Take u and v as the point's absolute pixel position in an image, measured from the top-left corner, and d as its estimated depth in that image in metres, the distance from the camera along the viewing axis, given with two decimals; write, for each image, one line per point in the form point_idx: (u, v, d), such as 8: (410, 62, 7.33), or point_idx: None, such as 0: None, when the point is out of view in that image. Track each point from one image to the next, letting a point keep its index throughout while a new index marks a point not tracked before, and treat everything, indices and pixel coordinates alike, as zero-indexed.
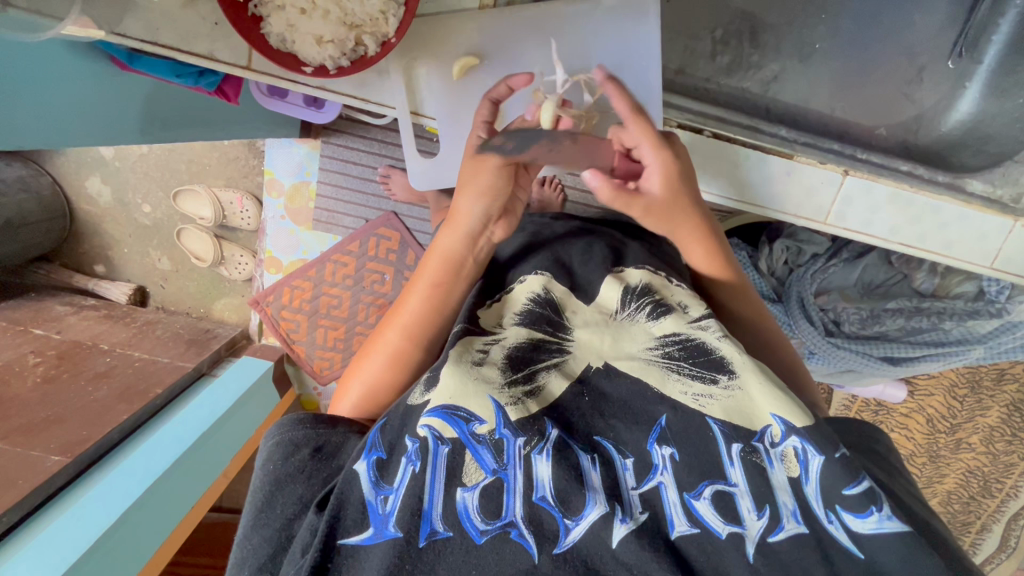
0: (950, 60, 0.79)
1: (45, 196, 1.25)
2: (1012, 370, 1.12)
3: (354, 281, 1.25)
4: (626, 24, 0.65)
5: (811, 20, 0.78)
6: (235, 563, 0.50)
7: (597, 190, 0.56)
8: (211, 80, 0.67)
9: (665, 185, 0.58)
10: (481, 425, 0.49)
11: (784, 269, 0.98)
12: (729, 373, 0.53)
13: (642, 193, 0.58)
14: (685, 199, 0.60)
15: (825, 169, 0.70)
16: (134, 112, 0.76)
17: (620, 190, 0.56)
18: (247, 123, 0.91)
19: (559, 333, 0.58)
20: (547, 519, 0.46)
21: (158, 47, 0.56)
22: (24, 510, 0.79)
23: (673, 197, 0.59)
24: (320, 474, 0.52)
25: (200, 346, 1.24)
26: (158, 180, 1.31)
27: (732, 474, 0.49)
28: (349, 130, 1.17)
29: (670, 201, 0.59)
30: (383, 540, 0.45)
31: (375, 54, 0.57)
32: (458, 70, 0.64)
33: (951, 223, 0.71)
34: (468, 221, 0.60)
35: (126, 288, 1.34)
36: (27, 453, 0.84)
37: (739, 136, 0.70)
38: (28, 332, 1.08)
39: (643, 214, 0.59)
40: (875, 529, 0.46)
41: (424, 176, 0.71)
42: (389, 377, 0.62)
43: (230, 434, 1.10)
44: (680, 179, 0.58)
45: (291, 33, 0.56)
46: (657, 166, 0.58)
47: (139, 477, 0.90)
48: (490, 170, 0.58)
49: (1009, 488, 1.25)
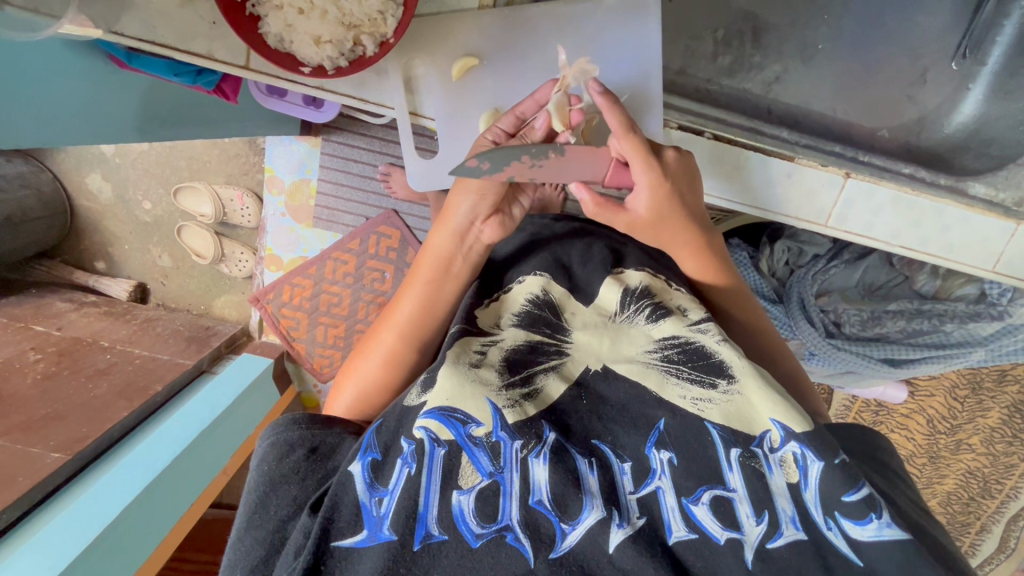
0: (954, 61, 0.78)
1: (45, 192, 1.25)
2: (1014, 371, 1.11)
3: (354, 279, 1.25)
4: (627, 25, 0.64)
5: (814, 21, 0.77)
6: (227, 563, 0.50)
7: (582, 203, 0.57)
8: (210, 79, 0.67)
9: (649, 207, 0.57)
10: (478, 428, 0.49)
11: (784, 270, 0.98)
12: (728, 377, 0.53)
13: (626, 210, 0.58)
14: (675, 219, 0.60)
15: (827, 171, 0.69)
16: (133, 110, 0.76)
17: (602, 206, 0.57)
18: (246, 121, 0.90)
19: (558, 335, 0.58)
20: (544, 523, 0.46)
21: (156, 46, 0.56)
22: (24, 506, 0.79)
23: (658, 215, 0.58)
24: (314, 476, 0.52)
25: (200, 343, 1.24)
26: (158, 176, 1.31)
27: (730, 479, 0.49)
28: (349, 128, 1.16)
29: (655, 220, 0.59)
30: (377, 543, 0.45)
31: (374, 54, 0.56)
32: (457, 71, 0.63)
33: (952, 226, 0.71)
34: (457, 217, 0.62)
35: (127, 285, 1.34)
36: (26, 450, 0.84)
37: (739, 138, 0.69)
38: (29, 329, 1.09)
39: (626, 228, 0.60)
40: (873, 536, 0.46)
41: (422, 177, 0.70)
42: (382, 378, 0.62)
43: (229, 431, 1.10)
44: (668, 199, 0.57)
45: (289, 32, 0.56)
46: (645, 187, 0.56)
47: (138, 473, 0.90)
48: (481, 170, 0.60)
49: (1009, 489, 1.25)
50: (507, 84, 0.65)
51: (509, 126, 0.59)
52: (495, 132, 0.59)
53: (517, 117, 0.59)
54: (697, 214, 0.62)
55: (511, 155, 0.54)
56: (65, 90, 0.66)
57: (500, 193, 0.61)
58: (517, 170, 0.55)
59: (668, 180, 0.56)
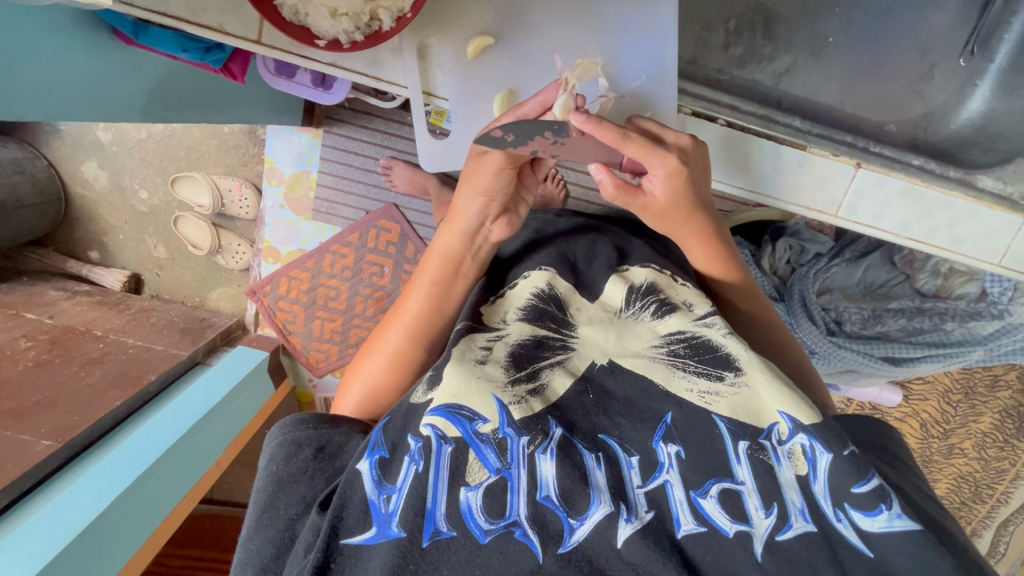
0: (962, 58, 0.79)
1: (40, 179, 1.23)
2: (1006, 376, 1.12)
3: (353, 272, 1.24)
4: (643, 9, 0.64)
5: (825, 13, 0.77)
6: (237, 563, 0.49)
7: (600, 185, 0.54)
8: (217, 57, 0.66)
9: (667, 190, 0.55)
10: (484, 424, 0.49)
11: (786, 269, 0.98)
12: (735, 370, 0.53)
13: (643, 194, 0.56)
14: (686, 207, 0.58)
15: (837, 161, 0.70)
16: (136, 90, 0.75)
17: (623, 188, 0.54)
18: (248, 104, 0.90)
19: (564, 330, 0.57)
20: (552, 518, 0.45)
21: (167, 18, 0.55)
22: (12, 494, 0.77)
23: (672, 201, 0.57)
24: (323, 474, 0.51)
25: (195, 334, 1.22)
26: (156, 165, 1.30)
27: (739, 471, 0.48)
28: (351, 120, 1.15)
29: (670, 207, 0.57)
30: (385, 540, 0.44)
31: (389, 29, 0.56)
32: (473, 49, 0.63)
33: (960, 218, 0.71)
34: (464, 218, 0.61)
35: (121, 275, 1.32)
36: (16, 436, 0.82)
37: (752, 126, 0.70)
38: (19, 316, 1.07)
39: (641, 211, 0.58)
40: (883, 528, 0.45)
41: (435, 159, 0.69)
42: (391, 377, 0.63)
43: (222, 423, 1.08)
44: (687, 185, 0.55)
45: (304, 5, 0.55)
46: (664, 175, 0.54)
47: (130, 464, 0.88)
48: (487, 171, 0.56)
49: (999, 494, 1.26)
50: (522, 65, 0.65)
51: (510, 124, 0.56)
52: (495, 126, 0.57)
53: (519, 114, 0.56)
54: (707, 203, 0.61)
55: (536, 129, 0.52)
56: (69, 65, 0.65)
57: (507, 195, 0.60)
58: (540, 146, 0.53)
59: (688, 166, 0.54)
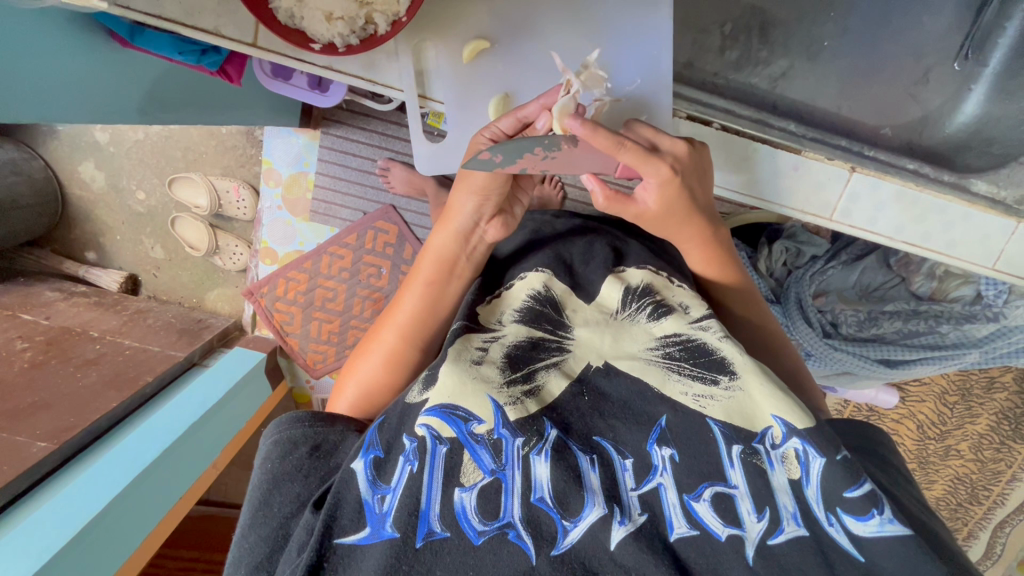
0: (956, 62, 0.79)
1: (36, 180, 1.23)
2: (1002, 378, 1.13)
3: (350, 273, 1.24)
4: (639, 13, 0.64)
5: (821, 17, 0.78)
6: (231, 561, 0.49)
7: (592, 194, 0.56)
8: (213, 59, 0.67)
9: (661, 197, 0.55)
10: (479, 425, 0.49)
11: (782, 271, 0.98)
12: (729, 374, 0.53)
13: (637, 202, 0.56)
14: (682, 212, 0.58)
15: (832, 165, 0.70)
16: (132, 92, 0.75)
17: (612, 199, 0.56)
18: (244, 103, 0.90)
19: (559, 332, 0.57)
20: (545, 520, 0.45)
21: (162, 21, 0.55)
22: (7, 496, 0.77)
23: (665, 207, 0.57)
24: (317, 473, 0.51)
25: (192, 336, 1.22)
26: (153, 166, 1.30)
27: (732, 475, 0.48)
28: (349, 121, 1.15)
29: (664, 212, 0.58)
30: (379, 541, 0.44)
31: (386, 32, 0.56)
32: (469, 52, 0.63)
33: (955, 221, 0.71)
34: (459, 218, 0.61)
35: (118, 276, 1.32)
36: (13, 437, 0.82)
37: (747, 129, 0.70)
38: (15, 317, 1.07)
39: (635, 218, 0.59)
40: (875, 532, 0.46)
41: (429, 160, 0.68)
42: (386, 378, 0.63)
43: (219, 424, 1.08)
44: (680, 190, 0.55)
45: (299, 8, 0.55)
46: (656, 183, 0.54)
47: (126, 465, 0.88)
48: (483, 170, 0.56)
49: (995, 495, 1.26)
50: (518, 68, 0.65)
51: (509, 128, 0.57)
52: (495, 131, 0.57)
53: (518, 120, 0.57)
54: (704, 206, 0.61)
55: (523, 147, 0.52)
56: (65, 68, 0.65)
57: (503, 193, 0.60)
58: (530, 163, 0.53)
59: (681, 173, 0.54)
